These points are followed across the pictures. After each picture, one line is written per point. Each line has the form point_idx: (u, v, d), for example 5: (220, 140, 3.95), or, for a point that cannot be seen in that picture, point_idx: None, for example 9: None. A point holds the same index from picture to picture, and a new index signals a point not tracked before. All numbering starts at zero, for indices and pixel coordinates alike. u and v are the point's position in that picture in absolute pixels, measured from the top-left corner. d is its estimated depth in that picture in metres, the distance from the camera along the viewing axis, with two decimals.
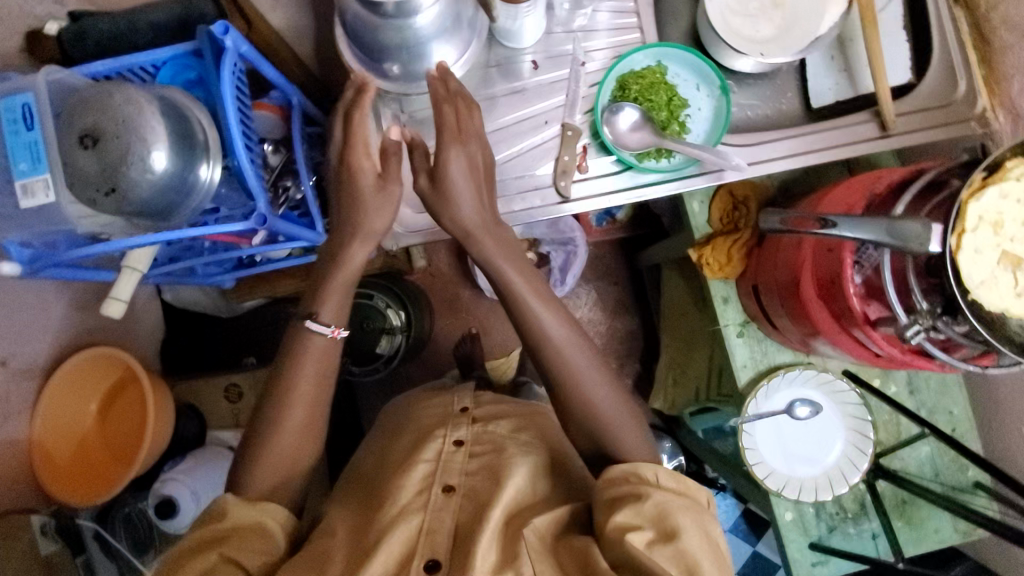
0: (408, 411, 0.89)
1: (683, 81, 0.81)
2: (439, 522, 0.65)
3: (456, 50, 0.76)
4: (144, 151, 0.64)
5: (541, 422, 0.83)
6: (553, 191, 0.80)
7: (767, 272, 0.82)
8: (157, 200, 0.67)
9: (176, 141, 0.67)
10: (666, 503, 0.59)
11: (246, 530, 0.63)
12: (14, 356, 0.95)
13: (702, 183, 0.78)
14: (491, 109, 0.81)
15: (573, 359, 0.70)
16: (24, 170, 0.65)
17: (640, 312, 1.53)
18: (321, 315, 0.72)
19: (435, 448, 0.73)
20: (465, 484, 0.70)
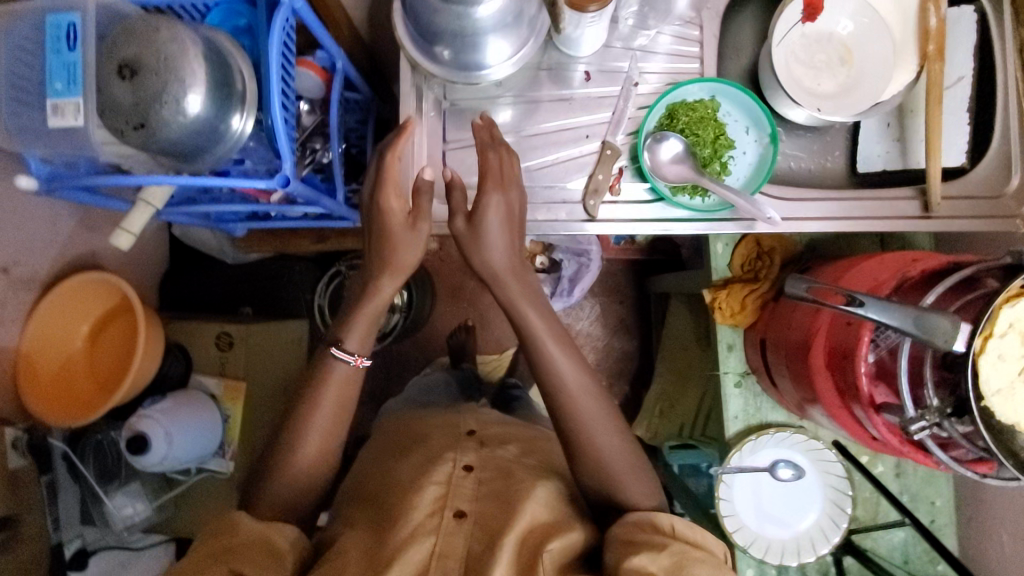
0: (412, 430, 0.92)
1: (733, 122, 0.77)
2: (449, 546, 0.68)
3: (511, 47, 0.74)
4: (180, 92, 0.63)
5: (541, 450, 0.88)
6: (580, 208, 0.78)
7: (779, 329, 0.80)
8: (184, 143, 0.66)
9: (215, 87, 0.66)
10: (687, 555, 0.63)
11: (252, 543, 0.66)
12: (16, 266, 0.96)
13: (731, 229, 0.76)
14: (534, 113, 0.80)
15: (580, 406, 0.76)
16: (59, 90, 0.63)
17: (640, 335, 1.52)
18: (346, 344, 0.79)
19: (444, 472, 0.75)
20: (475, 510, 0.72)
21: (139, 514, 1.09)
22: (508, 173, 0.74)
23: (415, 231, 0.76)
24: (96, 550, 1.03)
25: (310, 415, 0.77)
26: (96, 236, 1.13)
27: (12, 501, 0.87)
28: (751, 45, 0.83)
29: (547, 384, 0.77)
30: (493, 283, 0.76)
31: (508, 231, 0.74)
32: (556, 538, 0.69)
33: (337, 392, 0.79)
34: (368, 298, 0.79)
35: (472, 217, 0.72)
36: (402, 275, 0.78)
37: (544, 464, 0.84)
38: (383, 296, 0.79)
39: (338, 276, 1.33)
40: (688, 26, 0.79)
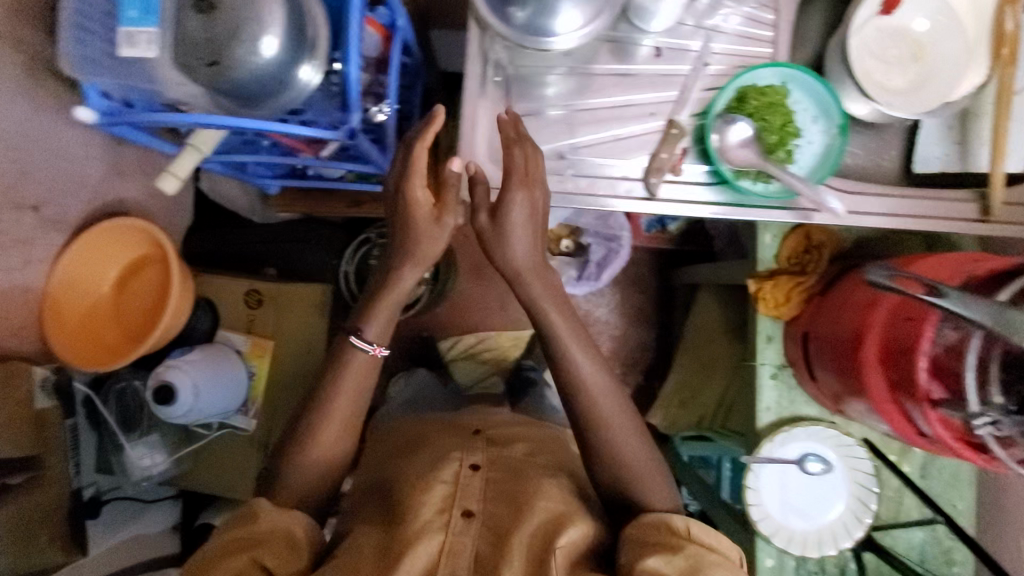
0: (418, 433, 0.94)
1: (802, 110, 0.76)
2: (460, 545, 0.68)
3: (584, 16, 0.73)
4: (257, 33, 0.62)
5: (552, 450, 0.89)
6: (642, 186, 0.77)
7: (825, 325, 0.79)
8: (253, 87, 0.65)
9: (292, 30, 0.64)
10: (702, 558, 0.65)
11: (276, 534, 0.69)
12: (48, 204, 0.99)
13: (786, 217, 0.75)
14: (586, 85, 0.79)
15: (600, 406, 0.77)
16: (133, 18, 0.63)
17: (659, 326, 1.52)
18: (365, 333, 0.80)
19: (452, 470, 0.76)
20: (484, 511, 0.72)
21: (156, 465, 1.07)
22: (533, 172, 0.73)
23: (440, 223, 0.76)
24: (109, 499, 1.03)
25: (326, 408, 0.78)
26: (125, 182, 1.14)
27: (35, 441, 0.85)
28: (816, 37, 0.83)
29: (572, 387, 0.78)
30: (515, 281, 0.76)
31: (531, 229, 0.74)
32: (566, 531, 0.70)
33: (357, 382, 0.79)
34: (390, 277, 0.79)
35: (496, 213, 0.73)
36: (425, 265, 0.79)
37: (555, 463, 0.84)
38: (402, 285, 0.79)
39: (366, 244, 1.30)
40: (761, 10, 0.78)
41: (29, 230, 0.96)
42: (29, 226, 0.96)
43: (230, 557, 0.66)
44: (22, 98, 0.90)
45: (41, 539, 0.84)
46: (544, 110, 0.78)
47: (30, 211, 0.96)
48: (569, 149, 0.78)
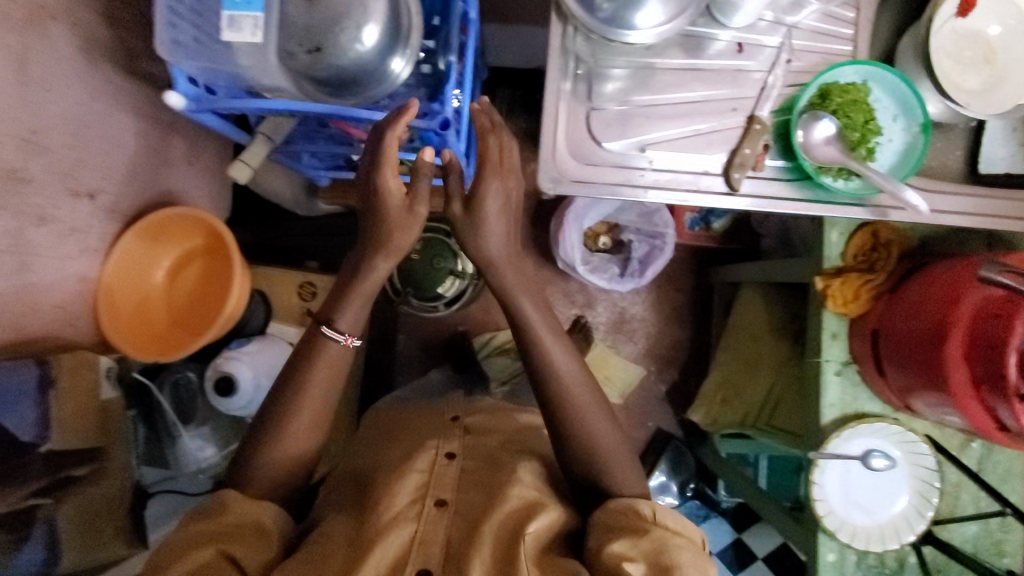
0: (398, 420, 0.96)
1: (882, 109, 0.76)
2: (431, 534, 0.71)
3: (663, 12, 0.73)
4: (360, 21, 0.64)
5: (528, 434, 0.90)
6: (723, 181, 0.76)
7: (897, 322, 0.81)
8: (349, 75, 0.67)
9: (392, 21, 0.66)
10: (666, 541, 0.67)
11: (242, 525, 0.71)
12: (102, 193, 0.99)
13: (861, 214, 0.76)
14: (648, 78, 0.78)
15: (577, 397, 0.79)
16: (237, 2, 0.63)
17: (694, 324, 1.52)
18: (338, 324, 0.77)
19: (427, 459, 0.80)
20: (456, 500, 0.76)
21: (208, 458, 1.05)
22: (507, 161, 0.73)
23: (412, 214, 0.71)
24: (158, 491, 1.03)
25: (300, 399, 0.77)
26: (170, 171, 1.13)
27: (98, 433, 0.84)
28: (883, 36, 0.84)
29: (540, 372, 0.79)
30: (486, 269, 0.76)
31: (506, 215, 0.74)
32: (537, 516, 0.72)
33: (326, 373, 0.77)
34: (360, 272, 0.76)
35: (470, 206, 0.72)
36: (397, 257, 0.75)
37: (532, 449, 0.87)
38: (376, 275, 0.75)
39: None
40: (842, 9, 0.78)
41: (84, 217, 0.96)
42: (86, 214, 0.96)
43: (199, 548, 0.67)
44: (76, 84, 0.91)
45: (107, 532, 0.83)
46: (600, 107, 0.77)
47: (86, 199, 0.95)
48: (651, 142, 0.77)
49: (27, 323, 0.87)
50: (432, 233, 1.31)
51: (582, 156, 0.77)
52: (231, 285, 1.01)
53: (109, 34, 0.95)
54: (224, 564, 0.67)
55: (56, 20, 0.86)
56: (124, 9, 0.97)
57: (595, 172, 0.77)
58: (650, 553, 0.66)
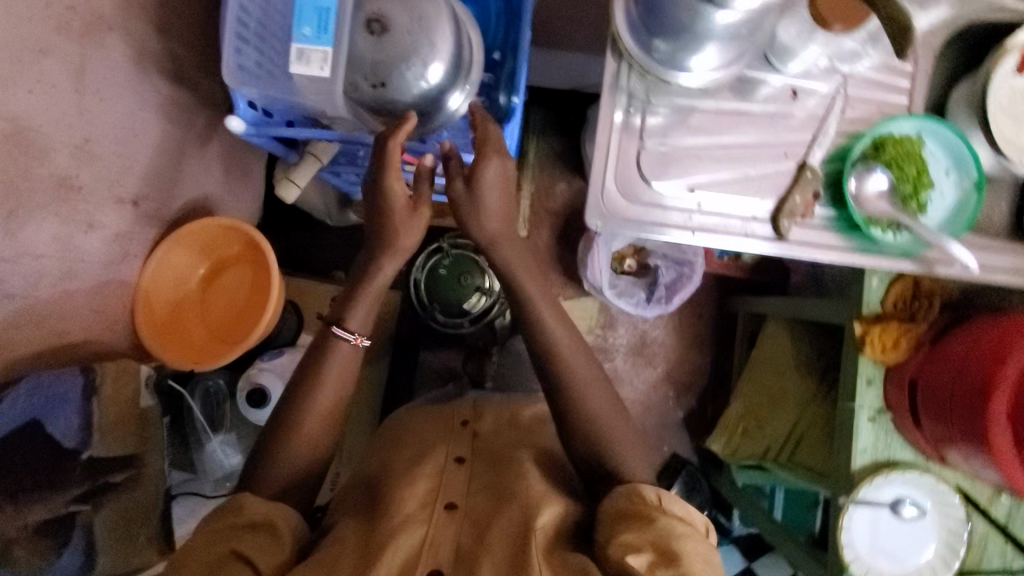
0: (407, 423, 0.97)
1: (936, 162, 0.76)
2: (441, 536, 0.71)
3: (721, 59, 0.73)
4: (427, 57, 0.66)
5: (533, 432, 0.92)
6: (772, 228, 0.76)
7: (937, 376, 0.81)
8: (411, 107, 0.69)
9: (457, 57, 0.69)
10: (672, 530, 0.66)
11: (256, 525, 0.70)
12: (146, 200, 1.00)
13: (908, 267, 0.75)
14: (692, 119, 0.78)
15: (581, 381, 0.80)
16: (307, 35, 0.65)
17: (715, 352, 1.51)
18: (347, 323, 0.80)
19: (438, 464, 0.82)
20: (465, 503, 0.77)
21: (232, 464, 1.06)
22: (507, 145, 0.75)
23: (416, 215, 0.75)
24: (178, 494, 1.06)
25: (315, 390, 0.79)
26: (209, 178, 1.14)
27: (136, 440, 0.85)
28: (938, 81, 0.81)
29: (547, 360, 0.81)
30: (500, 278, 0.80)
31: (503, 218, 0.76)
32: (544, 509, 0.73)
33: (339, 373, 0.81)
34: (366, 271, 0.79)
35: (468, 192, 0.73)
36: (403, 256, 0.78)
37: (537, 447, 0.88)
38: (383, 275, 0.78)
39: (438, 253, 1.31)
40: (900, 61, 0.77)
41: (127, 223, 0.96)
42: (129, 221, 0.96)
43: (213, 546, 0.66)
44: (128, 93, 0.92)
45: (141, 537, 0.84)
46: (647, 145, 0.78)
47: (130, 206, 0.96)
48: (700, 184, 0.77)
49: (69, 327, 0.88)
50: (460, 249, 1.31)
51: (630, 195, 0.77)
52: (270, 294, 1.03)
53: (161, 45, 0.95)
54: (235, 563, 0.66)
55: (113, 31, 0.87)
56: (179, 20, 0.97)
57: (644, 211, 0.77)
58: (654, 539, 0.65)
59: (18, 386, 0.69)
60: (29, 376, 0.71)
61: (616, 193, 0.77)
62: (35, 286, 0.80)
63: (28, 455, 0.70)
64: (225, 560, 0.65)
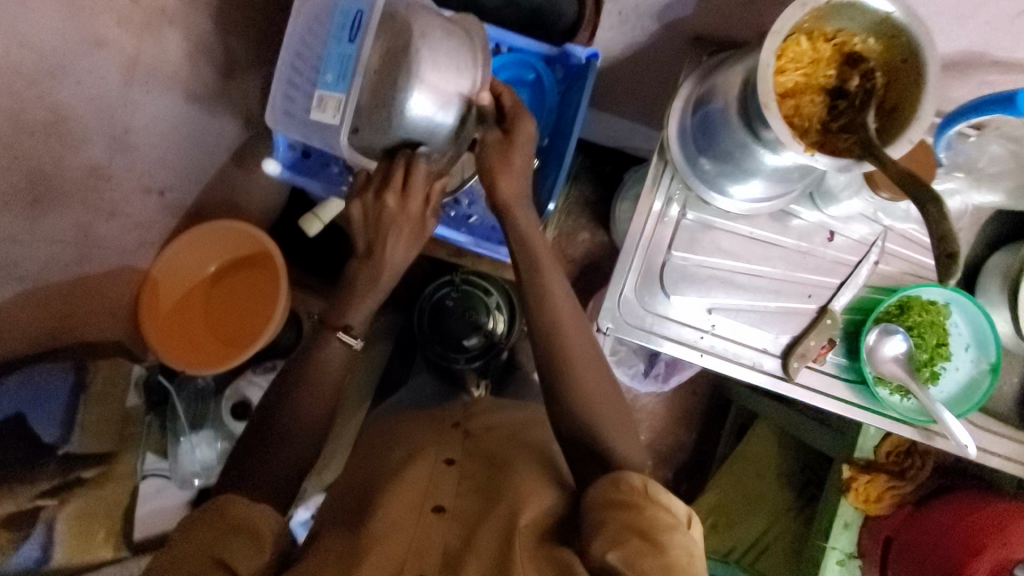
0: (395, 427, 0.85)
1: (957, 334, 0.76)
2: (429, 543, 0.60)
3: (763, 192, 0.71)
4: (413, 103, 0.63)
5: (531, 436, 0.80)
6: (781, 367, 0.76)
7: (917, 541, 0.82)
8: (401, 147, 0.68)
9: (449, 97, 0.65)
10: (657, 523, 0.56)
11: (231, 530, 0.57)
12: (172, 190, 0.99)
13: (909, 433, 0.75)
14: (716, 235, 0.77)
15: (591, 386, 0.71)
16: (328, 82, 0.69)
17: (702, 433, 1.49)
18: (353, 328, 0.74)
19: (426, 467, 0.70)
20: (455, 506, 0.65)
21: (205, 462, 1.05)
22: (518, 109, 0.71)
23: (423, 232, 0.71)
24: (147, 475, 1.03)
25: (306, 385, 0.72)
26: (239, 175, 1.13)
27: (115, 439, 0.89)
28: (976, 248, 0.79)
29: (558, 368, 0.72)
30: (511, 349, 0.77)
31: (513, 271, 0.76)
32: (529, 508, 0.64)
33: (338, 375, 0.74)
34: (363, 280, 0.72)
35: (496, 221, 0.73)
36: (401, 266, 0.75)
37: (534, 444, 0.78)
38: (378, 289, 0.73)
39: (448, 285, 1.26)
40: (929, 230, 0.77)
41: (149, 212, 0.96)
42: (152, 210, 0.96)
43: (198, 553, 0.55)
44: (175, 88, 0.89)
45: (98, 534, 0.86)
46: (673, 256, 0.77)
47: (156, 195, 0.95)
48: (720, 307, 0.77)
49: (73, 312, 0.87)
50: (471, 285, 1.25)
51: (647, 302, 0.77)
52: (274, 309, 1.03)
53: (219, 43, 0.92)
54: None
55: (174, 25, 0.82)
56: (241, 19, 0.93)
57: (658, 321, 0.77)
58: (641, 528, 0.55)
59: (18, 372, 0.72)
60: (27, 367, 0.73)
61: (631, 298, 0.77)
62: (49, 271, 0.80)
63: (10, 447, 0.71)
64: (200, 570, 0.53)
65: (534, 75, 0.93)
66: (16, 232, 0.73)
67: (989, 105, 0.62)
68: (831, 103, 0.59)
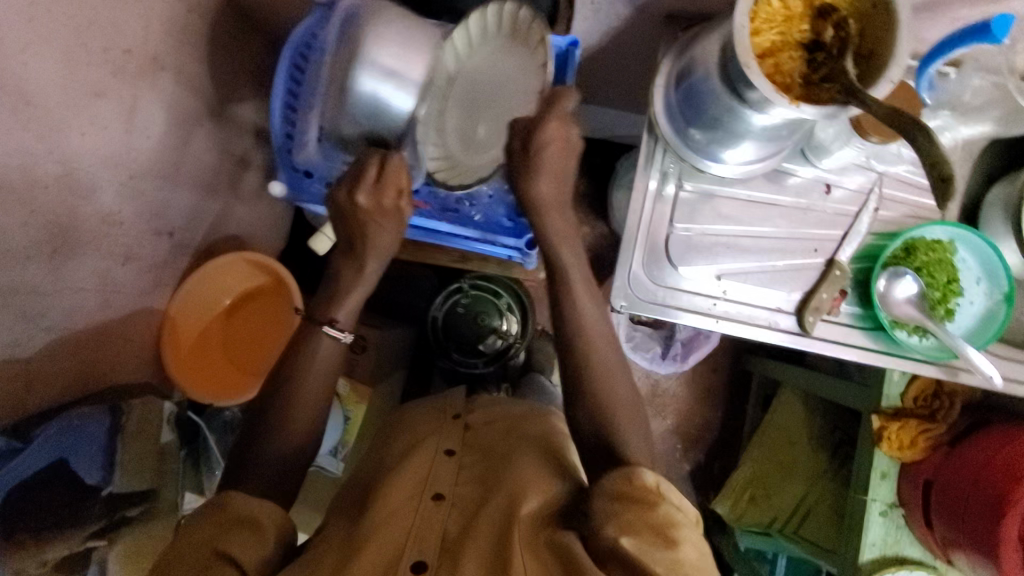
0: (403, 416, 0.86)
1: (966, 270, 0.76)
2: (427, 529, 0.62)
3: (757, 154, 0.73)
4: (362, 76, 0.72)
5: (536, 419, 0.80)
6: (796, 323, 0.77)
7: (953, 477, 0.82)
8: (361, 121, 0.75)
9: (398, 72, 0.72)
10: (670, 522, 0.56)
11: (241, 523, 0.59)
12: (182, 230, 1.01)
13: (932, 372, 0.76)
14: (717, 203, 0.79)
15: (610, 362, 0.71)
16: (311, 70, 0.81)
17: (726, 410, 1.49)
18: (337, 320, 0.72)
19: (426, 457, 0.72)
20: (454, 494, 0.67)
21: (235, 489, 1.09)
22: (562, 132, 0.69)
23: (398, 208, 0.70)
24: None
25: (293, 390, 0.70)
26: (242, 209, 1.16)
27: (153, 474, 0.91)
28: (973, 184, 0.80)
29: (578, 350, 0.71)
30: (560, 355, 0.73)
31: None
32: (530, 496, 0.65)
33: (323, 370, 0.72)
34: (354, 273, 0.73)
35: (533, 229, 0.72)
36: (387, 256, 0.74)
37: (541, 431, 0.77)
38: (366, 280, 0.73)
39: (457, 293, 1.27)
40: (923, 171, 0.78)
41: (161, 254, 0.98)
42: (164, 251, 0.98)
43: (194, 548, 0.56)
44: (174, 131, 0.91)
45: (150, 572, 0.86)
46: (677, 228, 0.78)
47: (167, 237, 0.98)
48: (728, 272, 0.78)
49: (100, 358, 0.90)
50: (480, 289, 1.27)
51: (657, 277, 0.78)
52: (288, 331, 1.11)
53: (208, 84, 0.96)
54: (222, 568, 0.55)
55: (165, 70, 0.85)
56: (224, 59, 0.97)
57: (670, 294, 0.78)
58: (651, 523, 0.56)
59: (56, 421, 0.75)
60: (64, 415, 0.76)
61: (642, 273, 0.78)
62: (73, 319, 0.82)
63: (51, 493, 0.73)
64: (204, 565, 0.54)
65: None
66: (42, 285, 0.75)
67: (967, 37, 0.63)
68: (809, 57, 0.61)
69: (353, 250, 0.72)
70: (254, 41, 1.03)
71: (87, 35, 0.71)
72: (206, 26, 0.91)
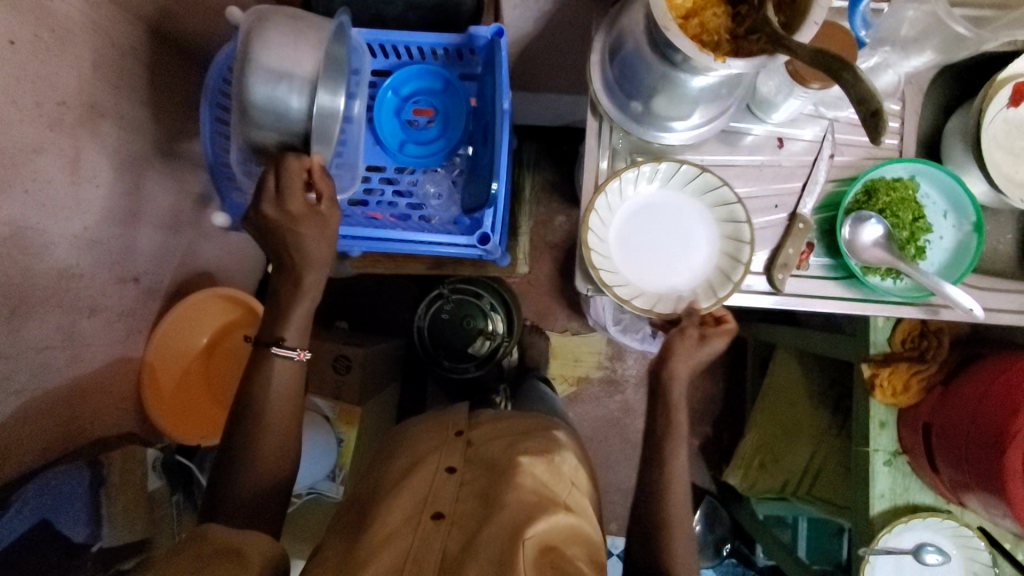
0: (398, 434, 0.84)
1: (932, 205, 0.75)
2: (426, 551, 0.61)
3: (702, 116, 0.71)
4: (252, 81, 0.74)
5: (542, 436, 0.78)
6: (767, 281, 0.75)
7: (951, 418, 0.80)
8: (267, 127, 0.76)
9: (286, 70, 0.74)
10: None
11: (219, 554, 0.57)
12: (147, 275, 1.00)
13: (914, 314, 0.74)
14: None
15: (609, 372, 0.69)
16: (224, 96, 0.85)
17: (726, 380, 1.47)
18: (286, 341, 0.71)
19: (428, 473, 0.70)
20: (454, 511, 0.65)
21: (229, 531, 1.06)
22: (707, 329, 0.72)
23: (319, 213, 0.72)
24: None
25: (261, 418, 0.69)
26: (205, 245, 1.15)
27: (144, 525, 0.90)
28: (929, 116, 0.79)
29: None
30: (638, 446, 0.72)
31: None
32: (539, 518, 0.63)
33: (286, 392, 0.71)
34: (297, 288, 0.72)
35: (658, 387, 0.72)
36: (325, 264, 0.74)
37: (546, 446, 0.75)
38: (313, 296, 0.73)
39: (439, 299, 1.25)
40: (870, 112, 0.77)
41: (130, 302, 0.97)
42: (133, 298, 0.97)
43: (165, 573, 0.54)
44: (123, 175, 0.90)
45: None
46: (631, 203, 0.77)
47: (133, 283, 0.96)
48: None
49: (78, 414, 0.89)
50: (461, 293, 1.25)
51: None
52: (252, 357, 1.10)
53: (151, 125, 0.94)
54: None
55: (105, 117, 0.84)
56: (163, 98, 0.96)
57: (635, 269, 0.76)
58: None
59: (31, 485, 0.74)
60: (38, 477, 0.75)
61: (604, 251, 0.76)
62: (43, 378, 0.81)
63: (39, 557, 0.73)
64: None
65: (442, 83, 0.99)
66: (6, 348, 0.74)
67: None
68: (733, 11, 0.60)
69: (289, 265, 0.72)
70: (190, 76, 1.02)
71: (17, 92, 0.70)
72: (141, 67, 0.90)
